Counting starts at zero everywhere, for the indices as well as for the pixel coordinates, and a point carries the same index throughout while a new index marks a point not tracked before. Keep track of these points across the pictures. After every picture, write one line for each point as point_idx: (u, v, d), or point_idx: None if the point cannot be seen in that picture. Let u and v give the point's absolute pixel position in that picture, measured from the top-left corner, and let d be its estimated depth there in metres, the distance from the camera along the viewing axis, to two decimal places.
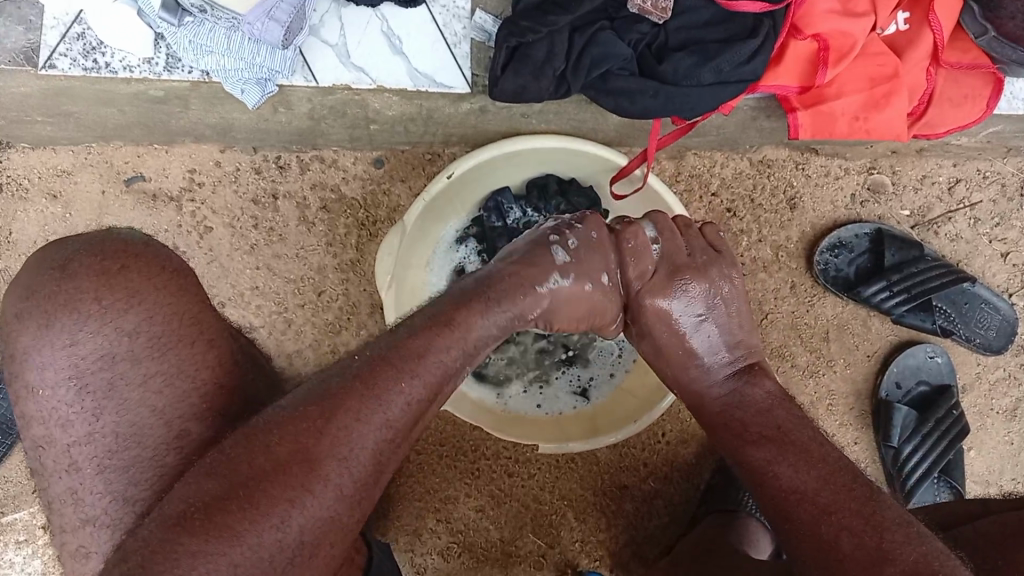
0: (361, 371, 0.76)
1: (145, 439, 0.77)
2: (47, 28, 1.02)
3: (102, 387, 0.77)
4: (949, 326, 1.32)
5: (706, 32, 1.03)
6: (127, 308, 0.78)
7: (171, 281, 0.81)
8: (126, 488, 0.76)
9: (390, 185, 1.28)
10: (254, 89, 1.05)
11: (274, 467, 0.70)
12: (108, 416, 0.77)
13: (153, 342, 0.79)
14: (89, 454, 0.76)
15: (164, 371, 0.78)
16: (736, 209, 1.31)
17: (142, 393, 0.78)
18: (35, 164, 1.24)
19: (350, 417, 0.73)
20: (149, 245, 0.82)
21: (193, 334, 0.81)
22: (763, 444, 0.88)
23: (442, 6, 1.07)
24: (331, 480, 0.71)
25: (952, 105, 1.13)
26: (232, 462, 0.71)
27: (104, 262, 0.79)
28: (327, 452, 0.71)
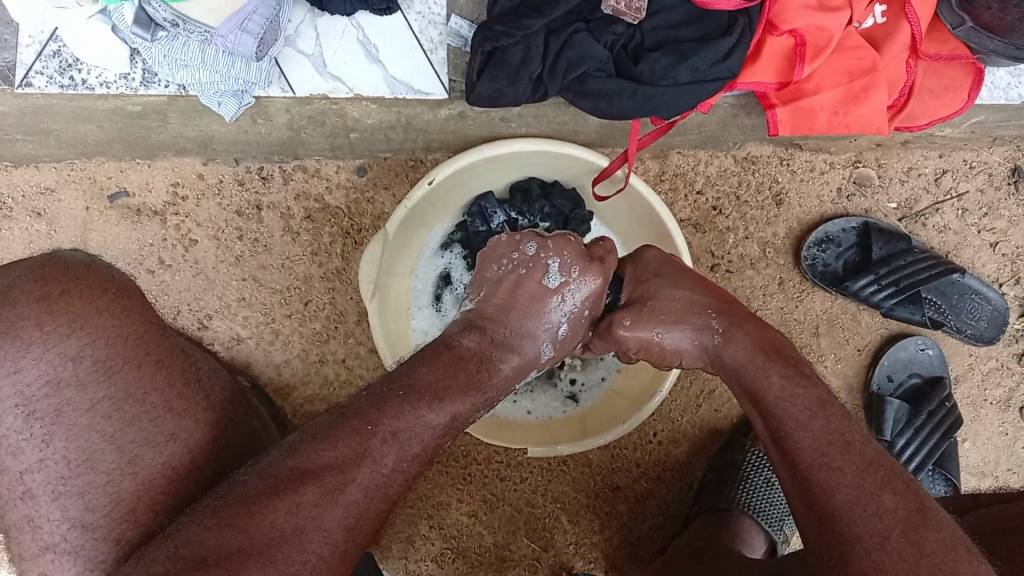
0: (371, 447, 0.78)
1: (97, 464, 0.77)
2: (23, 47, 1.02)
3: (48, 413, 0.77)
4: (939, 318, 1.31)
5: (682, 31, 1.02)
6: (69, 333, 0.77)
7: (115, 302, 0.80)
8: (83, 515, 0.76)
9: (374, 193, 1.28)
10: (231, 101, 1.05)
11: (293, 528, 0.73)
12: (57, 442, 0.77)
13: (97, 366, 0.78)
14: (43, 481, 0.76)
15: (112, 395, 0.79)
16: (722, 207, 1.30)
17: (90, 418, 0.78)
18: (18, 182, 1.24)
19: (359, 491, 0.77)
20: (91, 267, 0.81)
21: (139, 356, 0.80)
22: (807, 386, 0.81)
23: (417, 12, 1.07)
24: (338, 545, 0.75)
25: (932, 96, 1.12)
26: (251, 513, 0.71)
27: (44, 287, 0.77)
28: (337, 522, 0.75)
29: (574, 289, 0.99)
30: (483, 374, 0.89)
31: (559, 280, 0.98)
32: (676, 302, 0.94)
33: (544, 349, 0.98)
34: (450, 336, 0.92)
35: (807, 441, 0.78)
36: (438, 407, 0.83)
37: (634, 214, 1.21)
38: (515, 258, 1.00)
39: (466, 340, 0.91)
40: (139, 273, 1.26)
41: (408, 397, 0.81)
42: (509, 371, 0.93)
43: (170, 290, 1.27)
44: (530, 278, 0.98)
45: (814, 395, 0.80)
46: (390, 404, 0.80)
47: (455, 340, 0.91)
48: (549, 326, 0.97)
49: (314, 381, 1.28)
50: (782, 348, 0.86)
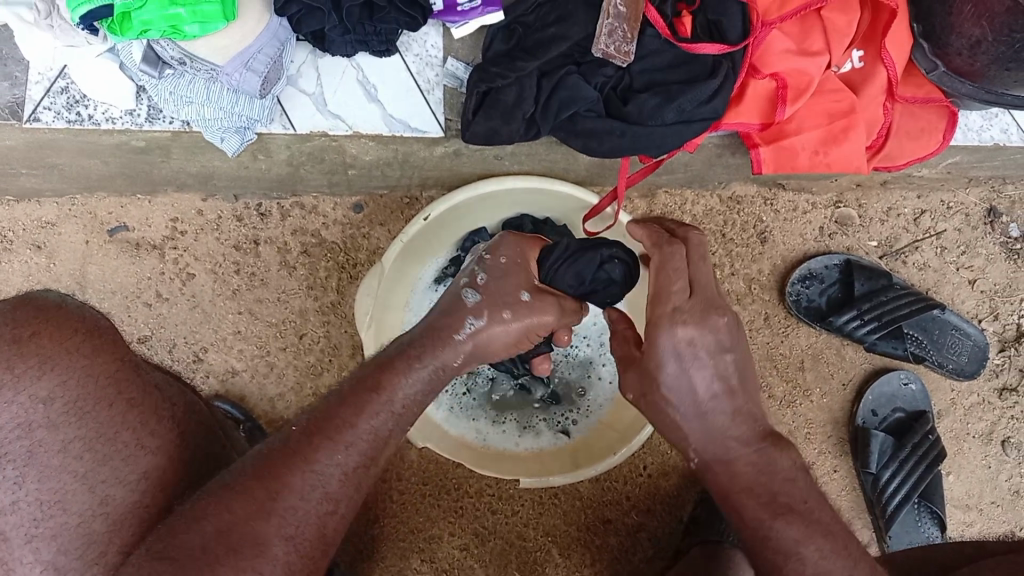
0: (305, 447, 0.75)
1: (69, 505, 0.72)
2: (32, 84, 1.05)
3: (22, 455, 0.72)
4: (921, 352, 1.34)
5: (668, 74, 1.07)
6: (39, 374, 0.73)
7: (86, 343, 0.76)
8: (55, 557, 0.70)
9: (370, 229, 1.31)
10: (234, 137, 1.08)
11: (225, 548, 0.67)
12: (31, 483, 0.71)
13: (69, 407, 0.74)
14: (15, 524, 0.70)
15: (84, 435, 0.74)
16: (709, 244, 1.34)
17: (61, 459, 0.73)
18: (19, 216, 1.27)
19: (295, 496, 0.73)
20: (61, 306, 0.77)
21: (110, 395, 0.76)
22: (790, 518, 0.78)
23: (415, 55, 1.11)
24: (280, 557, 0.70)
25: (909, 137, 1.17)
26: (178, 540, 0.67)
27: (12, 329, 0.73)
28: (275, 532, 0.70)
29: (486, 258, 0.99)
30: None
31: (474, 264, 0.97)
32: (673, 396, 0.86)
33: (469, 298, 0.93)
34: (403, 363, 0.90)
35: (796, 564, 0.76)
36: None
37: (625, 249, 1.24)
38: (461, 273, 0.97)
39: None
40: (136, 306, 1.28)
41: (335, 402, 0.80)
42: None
43: (167, 323, 1.28)
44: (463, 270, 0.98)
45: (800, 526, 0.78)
46: (333, 409, 0.79)
47: None
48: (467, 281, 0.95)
49: None
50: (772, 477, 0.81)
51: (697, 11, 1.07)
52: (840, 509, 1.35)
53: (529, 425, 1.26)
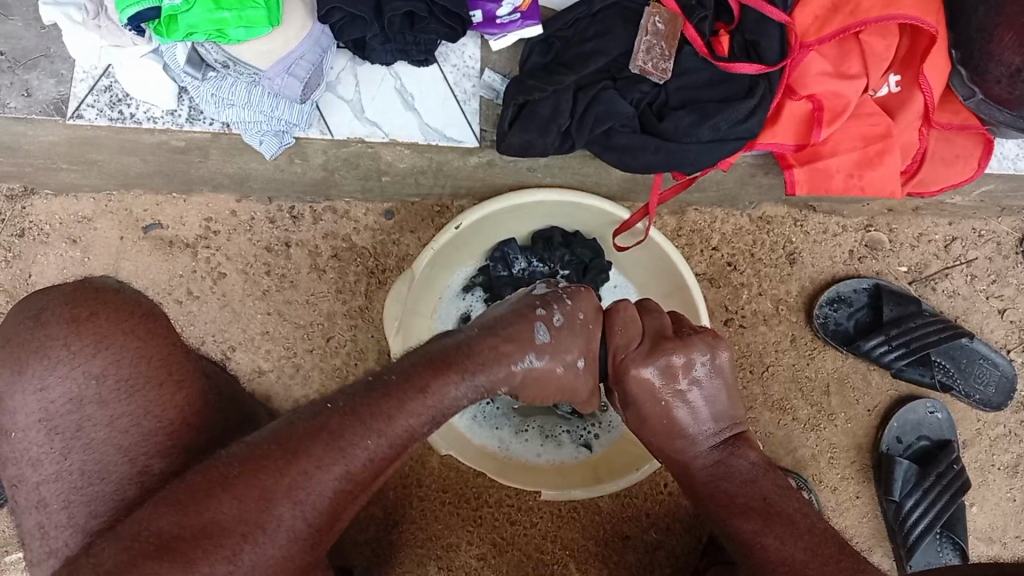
0: (329, 422, 0.74)
1: (107, 475, 0.76)
2: (77, 81, 1.08)
3: (70, 427, 0.77)
4: (948, 381, 1.33)
5: (706, 91, 1.07)
6: (94, 353, 0.77)
7: (140, 324, 0.80)
8: (87, 522, 0.75)
9: (400, 236, 1.32)
10: (272, 140, 1.09)
11: (230, 497, 0.70)
12: (75, 455, 0.76)
13: (120, 384, 0.78)
14: (56, 491, 0.76)
15: (131, 412, 0.78)
16: (737, 263, 1.34)
17: (108, 432, 0.77)
18: (57, 211, 1.29)
19: (310, 464, 0.72)
20: (119, 290, 0.81)
21: (162, 375, 0.80)
22: (749, 514, 0.88)
23: (453, 65, 1.13)
24: (282, 519, 0.71)
25: (944, 163, 1.18)
26: (205, 496, 0.70)
27: (74, 309, 0.78)
28: (285, 497, 0.71)
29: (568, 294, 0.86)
30: None
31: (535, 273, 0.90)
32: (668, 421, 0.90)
33: (539, 332, 0.83)
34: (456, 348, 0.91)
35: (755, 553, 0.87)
36: None
37: (654, 265, 1.24)
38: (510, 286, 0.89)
39: None
40: (167, 303, 1.29)
41: (375, 380, 0.78)
42: None
43: (196, 321, 1.29)
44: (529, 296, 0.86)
45: (760, 518, 0.88)
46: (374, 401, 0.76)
47: None
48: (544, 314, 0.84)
49: None
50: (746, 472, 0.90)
51: (735, 31, 1.08)
52: (861, 536, 1.34)
53: (551, 436, 1.26)
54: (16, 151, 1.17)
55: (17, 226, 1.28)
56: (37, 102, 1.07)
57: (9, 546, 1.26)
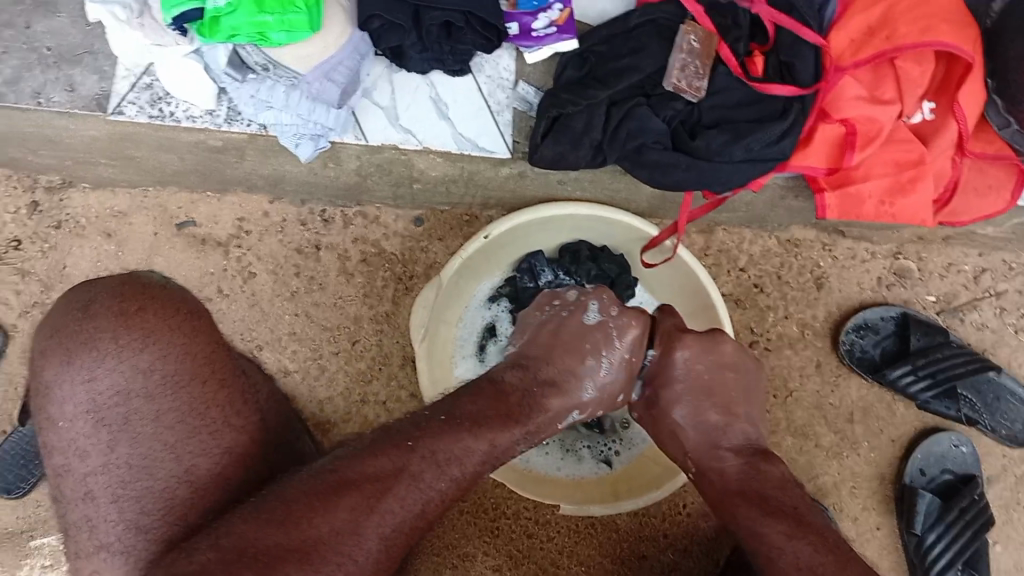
0: (410, 464, 0.80)
1: (154, 471, 0.80)
2: (120, 78, 1.10)
3: (117, 420, 0.80)
4: (975, 415, 1.31)
5: (739, 112, 1.07)
6: (142, 347, 0.80)
7: (186, 322, 0.83)
8: (138, 517, 0.78)
9: (428, 243, 1.33)
10: (308, 144, 1.10)
11: (329, 528, 0.74)
12: (122, 448, 0.79)
13: (166, 379, 0.81)
14: (105, 484, 0.79)
15: (177, 408, 0.81)
16: (764, 285, 1.34)
17: (155, 428, 0.80)
18: (93, 204, 1.31)
19: (396, 503, 0.78)
20: (165, 287, 0.84)
21: (205, 373, 0.83)
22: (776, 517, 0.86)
23: (487, 76, 1.14)
24: (371, 554, 0.76)
25: (977, 194, 1.17)
26: (299, 521, 0.73)
27: (122, 303, 0.81)
28: (373, 530, 0.76)
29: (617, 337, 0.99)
30: (524, 408, 0.91)
31: (579, 293, 1.03)
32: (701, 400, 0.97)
33: (585, 389, 0.97)
34: (495, 370, 0.95)
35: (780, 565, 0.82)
36: (478, 433, 0.85)
37: (681, 284, 1.24)
38: (556, 304, 1.03)
39: (509, 375, 0.93)
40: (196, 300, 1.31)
41: (451, 422, 0.85)
42: (558, 408, 0.93)
43: (224, 319, 1.31)
44: (574, 318, 1.00)
45: (791, 523, 0.85)
46: (433, 426, 0.84)
47: (498, 375, 0.93)
48: (591, 366, 0.97)
49: (353, 421, 1.31)
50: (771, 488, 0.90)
51: (770, 51, 1.08)
52: (881, 567, 1.32)
53: (570, 450, 1.26)
54: (58, 144, 1.19)
55: (54, 218, 1.31)
56: (79, 97, 1.10)
57: (35, 531, 1.28)
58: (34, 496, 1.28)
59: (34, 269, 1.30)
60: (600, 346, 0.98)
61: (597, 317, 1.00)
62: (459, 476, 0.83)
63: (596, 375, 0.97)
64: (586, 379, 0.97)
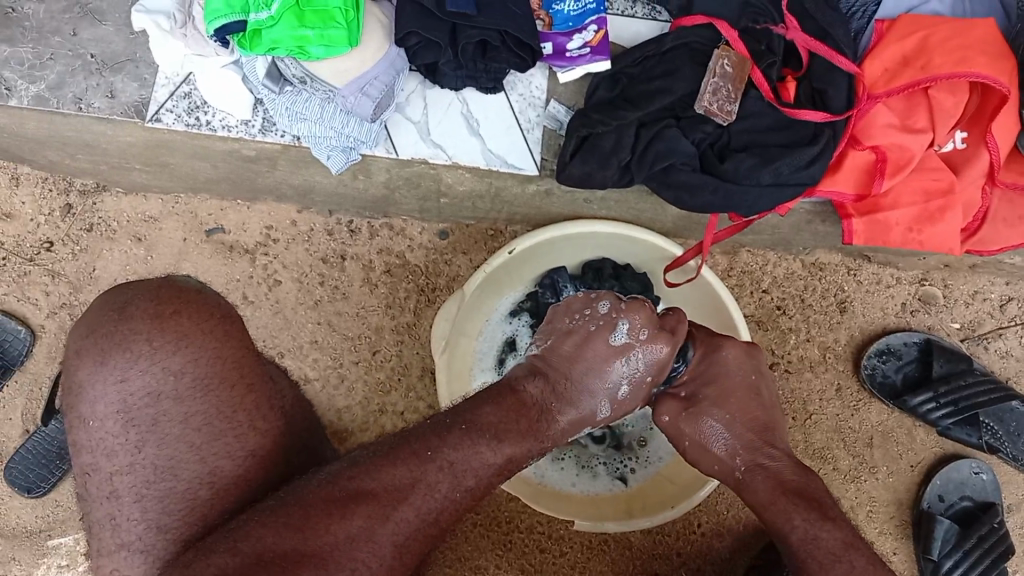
0: (426, 474, 0.80)
1: (179, 472, 0.81)
2: (159, 86, 1.12)
3: (146, 421, 0.81)
4: (996, 443, 1.31)
5: (770, 136, 1.08)
6: (174, 350, 0.81)
7: (219, 326, 0.84)
8: (159, 517, 0.79)
9: (452, 256, 1.34)
10: (339, 156, 1.12)
11: (345, 535, 0.75)
12: (149, 449, 0.80)
13: (196, 382, 0.82)
14: (129, 483, 0.80)
15: (205, 410, 0.82)
16: (786, 307, 1.34)
17: (182, 429, 0.81)
18: (125, 208, 1.33)
19: (410, 511, 0.79)
20: (201, 291, 0.86)
21: (234, 377, 0.84)
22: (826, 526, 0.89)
23: (519, 94, 1.15)
24: (386, 558, 0.77)
25: (1006, 224, 1.16)
26: (315, 527, 0.74)
27: (158, 306, 0.82)
28: (387, 536, 0.77)
29: (639, 354, 0.97)
30: (542, 424, 0.90)
31: (611, 307, 0.99)
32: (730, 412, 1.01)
33: (600, 408, 0.97)
34: (513, 378, 0.93)
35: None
36: (497, 447, 0.85)
37: (702, 303, 1.25)
38: (586, 313, 0.99)
39: (530, 385, 0.92)
40: None
41: (471, 432, 0.84)
42: (568, 422, 0.94)
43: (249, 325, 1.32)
44: (599, 337, 0.97)
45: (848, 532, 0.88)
46: (453, 435, 0.83)
47: (519, 384, 0.92)
48: (608, 389, 0.97)
49: (372, 430, 1.32)
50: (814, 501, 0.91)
51: (803, 77, 1.09)
52: None
53: (586, 466, 1.26)
54: (94, 149, 1.21)
55: (86, 221, 1.33)
56: (119, 105, 1.12)
57: (53, 531, 1.30)
58: (53, 495, 1.30)
59: (64, 270, 1.33)
60: (620, 367, 0.97)
61: (625, 338, 0.97)
62: (473, 487, 0.83)
63: (613, 396, 0.97)
64: (602, 401, 0.97)
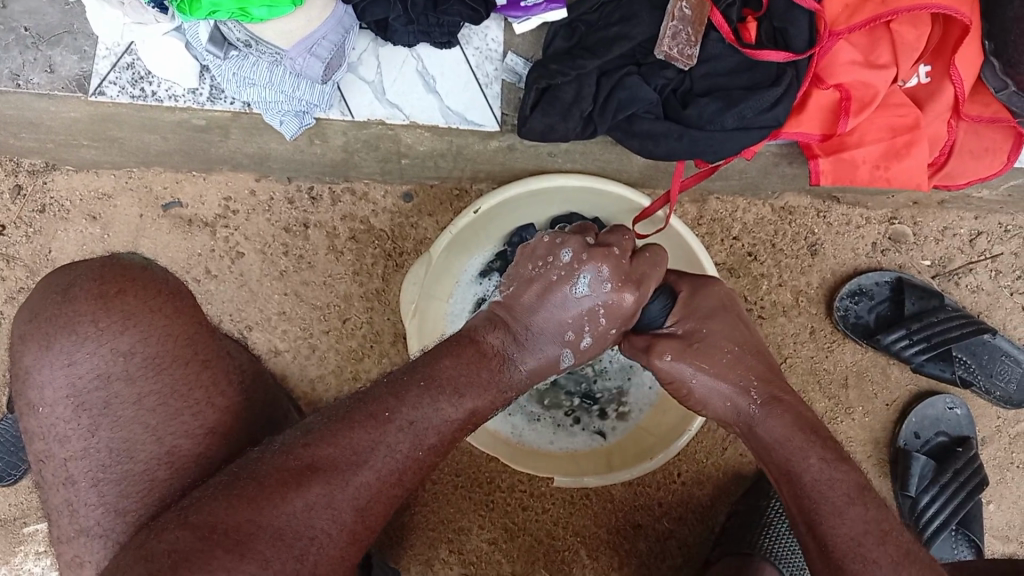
0: (387, 437, 0.79)
1: (135, 455, 0.80)
2: (100, 57, 1.07)
3: (98, 404, 0.80)
4: (969, 377, 1.31)
5: (732, 79, 1.05)
6: (121, 330, 0.80)
7: (167, 303, 0.83)
8: (117, 501, 0.79)
9: (418, 218, 1.32)
10: (292, 121, 1.09)
11: (302, 503, 0.74)
12: (103, 432, 0.80)
13: (148, 362, 0.81)
14: (83, 468, 0.79)
15: (159, 390, 0.81)
16: (757, 253, 1.33)
17: (135, 411, 0.80)
18: (78, 186, 1.29)
19: (371, 474, 0.78)
20: (146, 269, 0.85)
21: (187, 354, 0.83)
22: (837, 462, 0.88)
23: (475, 48, 1.11)
24: (347, 524, 0.77)
25: (973, 157, 1.15)
26: (266, 495, 0.74)
27: (102, 286, 0.81)
28: (347, 501, 0.77)
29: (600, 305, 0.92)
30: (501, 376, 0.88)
31: (574, 256, 0.92)
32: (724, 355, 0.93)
33: (563, 357, 0.93)
34: (474, 326, 0.91)
35: (837, 529, 0.84)
36: (459, 402, 0.83)
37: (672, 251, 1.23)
38: (549, 262, 0.93)
39: (489, 336, 0.90)
40: (185, 281, 1.30)
41: (429, 390, 0.82)
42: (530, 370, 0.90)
43: (214, 300, 1.30)
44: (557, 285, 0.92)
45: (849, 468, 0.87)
46: (411, 394, 0.82)
47: (479, 335, 0.90)
48: (571, 339, 0.92)
49: None
50: (818, 436, 0.88)
51: (762, 17, 1.06)
52: None
53: (564, 424, 1.26)
54: (38, 126, 1.17)
55: (38, 202, 1.29)
56: (60, 77, 1.07)
57: (27, 518, 1.29)
58: (24, 483, 1.28)
59: (19, 254, 1.29)
60: (582, 317, 0.92)
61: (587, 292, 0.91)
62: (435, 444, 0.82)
63: (576, 345, 0.93)
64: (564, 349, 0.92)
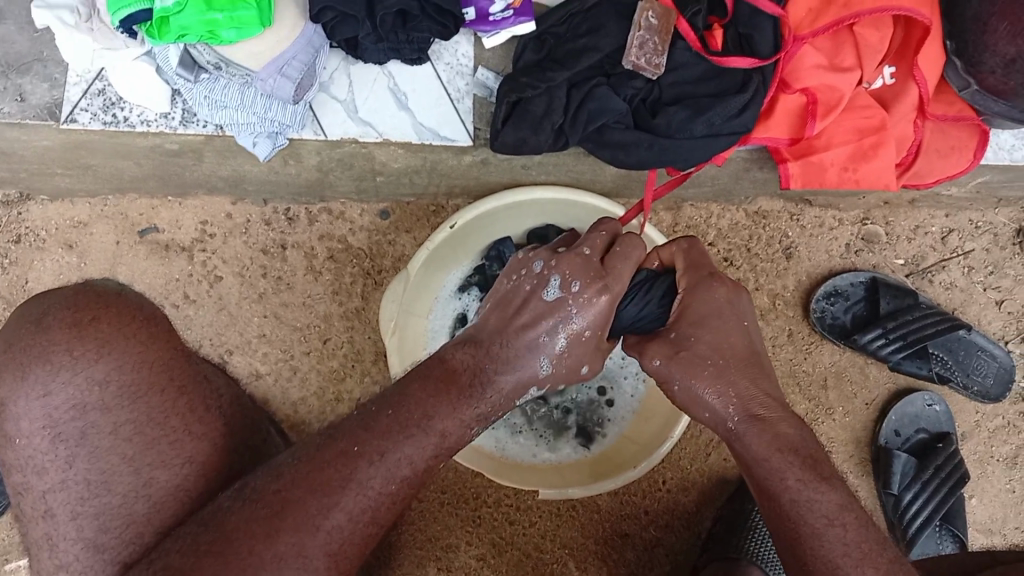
0: (358, 469, 0.78)
1: (114, 485, 0.79)
2: (71, 85, 1.08)
3: (75, 434, 0.79)
4: (947, 373, 1.33)
5: (699, 87, 1.07)
6: (95, 359, 0.80)
7: (142, 328, 0.83)
8: (96, 535, 0.78)
9: (395, 236, 1.32)
10: (266, 142, 1.09)
11: (270, 555, 0.74)
12: (80, 464, 0.79)
13: (122, 391, 0.80)
14: (62, 501, 0.79)
15: (134, 419, 0.81)
16: (733, 258, 1.34)
17: (112, 441, 0.80)
18: (53, 215, 1.29)
19: (348, 500, 0.78)
20: (121, 294, 0.84)
21: (163, 381, 0.82)
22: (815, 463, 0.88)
23: (446, 63, 1.12)
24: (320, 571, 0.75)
25: (940, 155, 1.18)
26: (232, 545, 0.74)
27: (76, 313, 0.81)
28: (319, 547, 0.75)
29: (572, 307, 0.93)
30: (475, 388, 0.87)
31: (543, 265, 0.95)
32: (708, 365, 0.91)
33: (541, 362, 0.92)
34: (442, 349, 0.90)
35: (817, 541, 0.82)
36: (428, 428, 0.82)
37: None
38: (522, 273, 0.96)
39: (459, 353, 0.89)
40: (164, 306, 1.29)
41: (398, 417, 0.82)
42: (511, 383, 0.90)
43: (193, 325, 1.29)
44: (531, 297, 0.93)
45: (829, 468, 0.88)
46: (381, 424, 0.81)
47: (447, 354, 0.89)
48: (546, 341, 0.91)
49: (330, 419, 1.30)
50: (798, 435, 0.89)
51: (728, 24, 1.07)
52: None
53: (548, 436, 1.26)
54: (11, 157, 1.17)
55: (13, 233, 1.28)
56: (31, 107, 1.07)
57: (9, 555, 1.27)
58: (5, 518, 1.26)
59: None
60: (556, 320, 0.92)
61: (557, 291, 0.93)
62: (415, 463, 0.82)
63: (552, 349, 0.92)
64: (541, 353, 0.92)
